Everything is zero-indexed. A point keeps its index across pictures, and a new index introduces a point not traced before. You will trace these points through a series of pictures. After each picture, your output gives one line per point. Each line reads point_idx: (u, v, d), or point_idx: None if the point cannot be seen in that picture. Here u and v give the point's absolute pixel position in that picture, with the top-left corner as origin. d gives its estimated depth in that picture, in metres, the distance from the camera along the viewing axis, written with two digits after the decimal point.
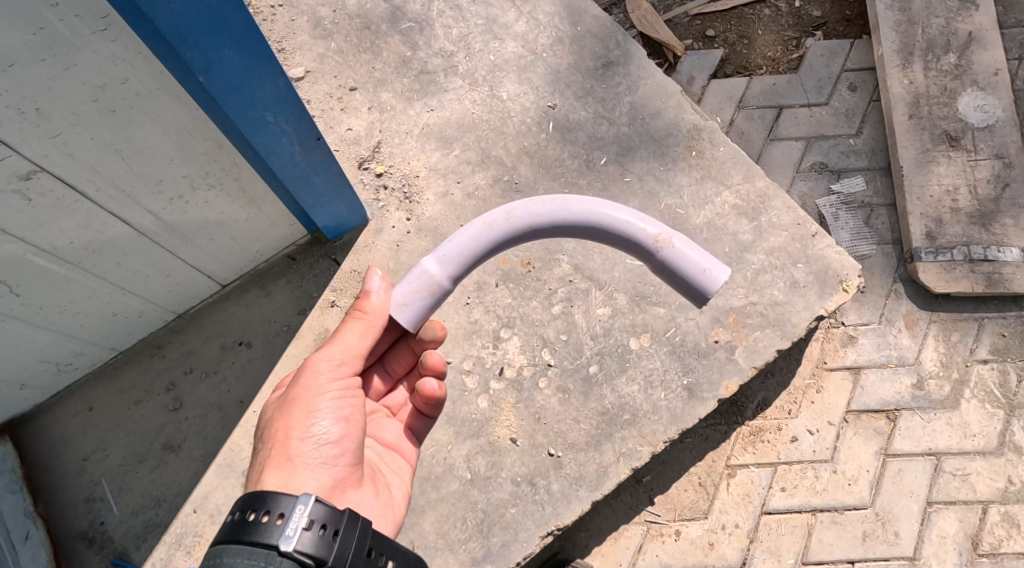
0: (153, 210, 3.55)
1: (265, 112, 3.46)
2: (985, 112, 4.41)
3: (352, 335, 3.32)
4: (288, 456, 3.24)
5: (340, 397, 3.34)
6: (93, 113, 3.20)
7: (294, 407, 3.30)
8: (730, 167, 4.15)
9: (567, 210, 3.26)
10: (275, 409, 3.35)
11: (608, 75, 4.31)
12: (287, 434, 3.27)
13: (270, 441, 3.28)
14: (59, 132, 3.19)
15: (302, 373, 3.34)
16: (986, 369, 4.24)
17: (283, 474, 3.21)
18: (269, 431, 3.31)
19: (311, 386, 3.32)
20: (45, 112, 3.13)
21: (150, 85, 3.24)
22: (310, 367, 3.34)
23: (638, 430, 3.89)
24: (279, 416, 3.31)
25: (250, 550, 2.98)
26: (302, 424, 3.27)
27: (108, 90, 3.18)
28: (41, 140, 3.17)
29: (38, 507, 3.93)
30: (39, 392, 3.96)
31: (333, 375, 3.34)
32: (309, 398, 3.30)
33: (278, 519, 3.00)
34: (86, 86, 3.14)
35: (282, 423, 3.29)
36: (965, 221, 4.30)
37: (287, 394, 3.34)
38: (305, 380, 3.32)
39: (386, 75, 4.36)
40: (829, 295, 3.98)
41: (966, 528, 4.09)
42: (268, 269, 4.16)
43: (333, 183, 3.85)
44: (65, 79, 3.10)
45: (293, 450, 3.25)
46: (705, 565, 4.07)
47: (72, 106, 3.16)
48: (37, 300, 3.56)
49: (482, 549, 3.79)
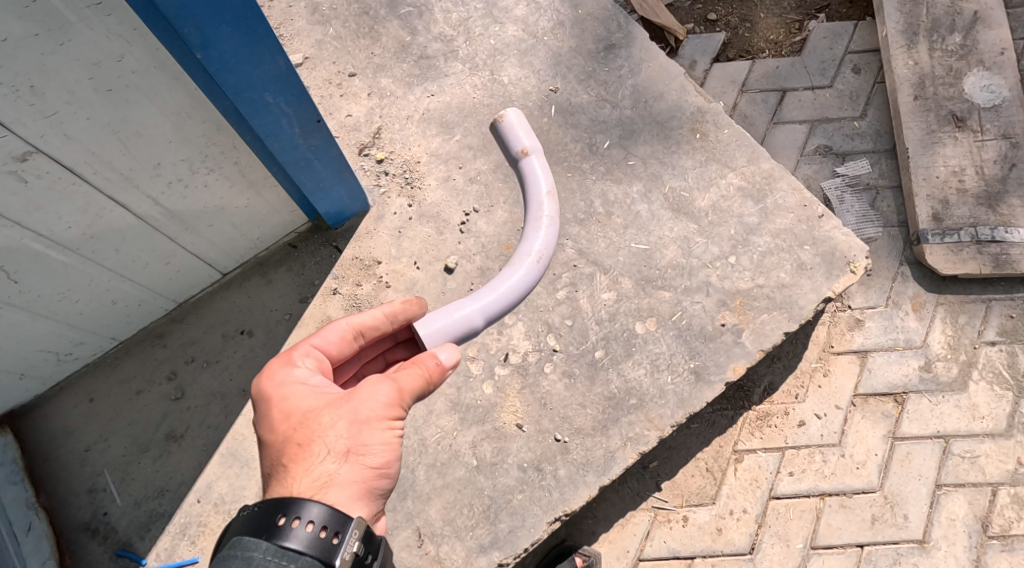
0: (152, 194, 3.51)
1: (263, 93, 3.43)
2: (992, 92, 4.37)
3: (416, 379, 3.34)
4: (352, 480, 3.20)
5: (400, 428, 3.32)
6: (89, 92, 3.16)
7: (363, 430, 3.24)
8: (734, 149, 4.12)
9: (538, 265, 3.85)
10: (337, 418, 3.24)
11: (610, 58, 4.27)
12: (354, 456, 3.22)
13: (330, 456, 3.20)
14: (54, 111, 3.15)
15: (368, 395, 3.27)
16: (995, 351, 4.21)
17: (345, 494, 3.18)
18: (331, 442, 3.21)
19: (379, 413, 3.26)
20: (39, 90, 3.09)
21: (146, 63, 3.20)
22: (378, 392, 3.28)
23: (645, 415, 3.85)
24: (344, 433, 3.22)
25: (289, 555, 2.98)
26: (370, 451, 3.23)
27: (103, 67, 3.14)
28: (36, 119, 3.14)
29: (40, 498, 3.89)
30: (39, 382, 3.91)
31: (399, 407, 3.31)
32: (379, 428, 3.26)
33: (321, 531, 3.03)
34: (82, 64, 3.11)
35: (347, 440, 3.22)
36: (972, 202, 4.26)
37: (354, 411, 3.25)
38: (375, 405, 3.26)
39: (385, 60, 4.32)
40: (836, 277, 3.95)
41: (976, 510, 4.06)
42: (269, 258, 4.11)
43: (333, 166, 3.81)
44: (60, 55, 3.07)
45: (358, 474, 3.21)
46: (713, 550, 4.03)
47: (67, 84, 3.12)
48: (35, 288, 3.52)
49: (490, 535, 3.77)
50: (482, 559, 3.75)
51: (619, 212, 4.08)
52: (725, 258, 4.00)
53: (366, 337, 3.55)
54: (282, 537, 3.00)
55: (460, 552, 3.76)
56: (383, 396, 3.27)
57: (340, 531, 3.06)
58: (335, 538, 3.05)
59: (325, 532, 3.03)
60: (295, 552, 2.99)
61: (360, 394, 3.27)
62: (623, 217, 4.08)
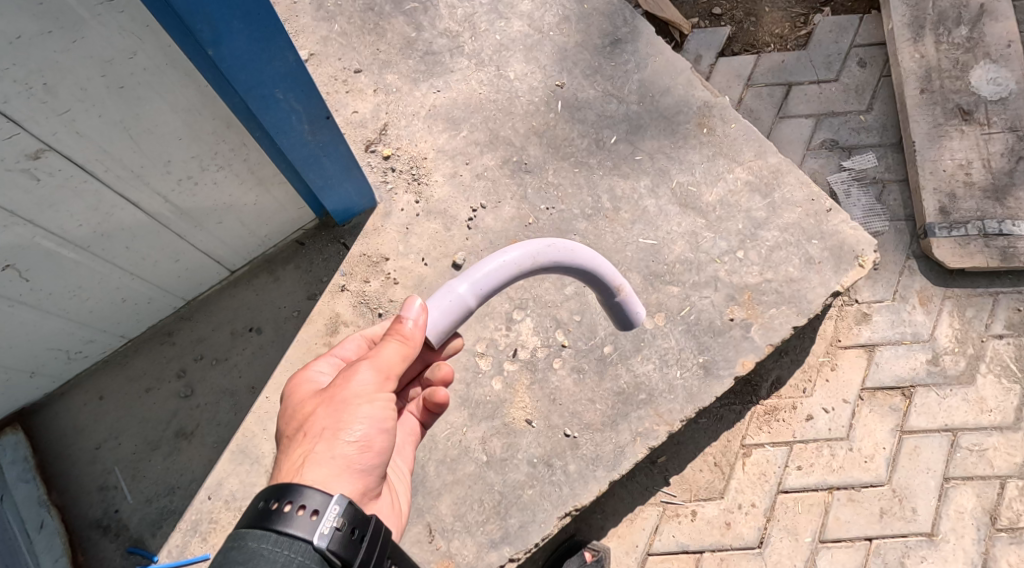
0: (162, 192, 3.51)
1: (274, 89, 3.44)
2: (999, 85, 4.38)
3: (394, 353, 3.19)
4: (329, 456, 3.11)
5: (386, 406, 3.20)
6: (101, 89, 3.16)
7: (341, 409, 3.16)
8: (742, 144, 4.12)
9: (572, 256, 3.32)
10: (317, 403, 3.19)
11: (616, 52, 4.27)
12: (332, 434, 3.14)
13: (309, 437, 3.15)
14: (67, 109, 3.15)
15: (347, 377, 3.20)
16: (1002, 344, 4.21)
17: (324, 473, 3.10)
18: (311, 425, 3.16)
19: (359, 392, 3.18)
20: (52, 88, 3.09)
21: (158, 60, 3.20)
22: (354, 373, 3.19)
23: (654, 410, 3.86)
24: (323, 414, 3.16)
25: (272, 538, 2.90)
26: (347, 428, 3.14)
27: (115, 64, 3.14)
28: (49, 117, 3.13)
29: (51, 496, 3.89)
30: (50, 381, 3.91)
31: (380, 385, 3.20)
32: (356, 405, 3.16)
33: (300, 511, 2.93)
34: (94, 61, 3.10)
35: (325, 421, 3.15)
36: (979, 195, 4.27)
37: (333, 392, 3.18)
38: (354, 384, 3.18)
39: (391, 56, 4.31)
40: (844, 270, 3.95)
41: (984, 503, 4.07)
42: (277, 255, 4.11)
43: (341, 163, 3.81)
44: (73, 52, 3.06)
45: (336, 451, 3.12)
46: (722, 544, 4.04)
47: (80, 82, 3.12)
48: (47, 286, 3.52)
49: (500, 530, 3.77)
50: (493, 555, 3.75)
51: (626, 208, 4.08)
52: (733, 252, 4.00)
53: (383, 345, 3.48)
54: (262, 520, 2.92)
55: (470, 547, 3.76)
56: (362, 374, 3.18)
57: (320, 509, 2.94)
58: (315, 516, 2.93)
59: (302, 511, 2.92)
60: (275, 533, 2.91)
61: (339, 378, 3.21)
62: (631, 212, 4.08)
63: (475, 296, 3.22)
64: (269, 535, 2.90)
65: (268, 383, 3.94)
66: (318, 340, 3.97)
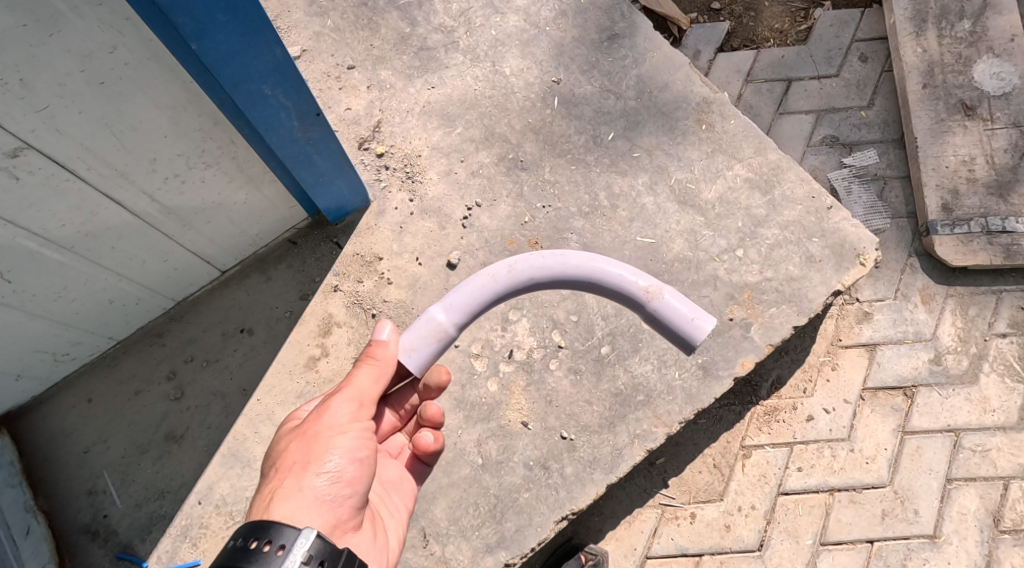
0: (148, 190, 3.44)
1: (262, 85, 3.37)
2: (1002, 80, 4.31)
3: (367, 380, 3.28)
4: (298, 488, 3.18)
5: (358, 437, 3.27)
6: (80, 85, 3.09)
7: (312, 442, 3.23)
8: (741, 140, 4.05)
9: (567, 265, 3.36)
10: (292, 438, 3.28)
11: (613, 47, 4.20)
12: (303, 466, 3.21)
13: (282, 471, 3.22)
14: (46, 105, 3.08)
15: (320, 412, 3.27)
16: (1006, 343, 4.15)
17: (293, 505, 3.15)
18: (285, 461, 3.24)
19: (331, 424, 3.26)
20: (30, 83, 3.02)
21: (139, 54, 3.13)
22: (328, 406, 3.27)
23: (653, 411, 3.79)
24: (295, 447, 3.24)
25: None
26: (317, 460, 3.21)
27: (95, 59, 3.07)
28: (27, 113, 3.07)
29: (38, 500, 3.82)
30: (37, 383, 3.84)
31: (353, 417, 3.27)
32: (328, 437, 3.24)
33: (269, 548, 3.00)
34: (73, 55, 3.03)
35: (297, 455, 3.23)
36: (982, 192, 4.20)
37: (305, 427, 3.27)
38: (326, 417, 3.26)
39: (385, 52, 4.24)
40: (845, 269, 3.89)
41: (987, 504, 4.01)
42: (269, 255, 4.04)
43: (333, 160, 3.74)
44: (50, 46, 2.99)
45: (305, 483, 3.18)
46: (722, 547, 3.98)
47: (58, 76, 3.05)
48: (30, 287, 3.45)
49: (496, 534, 3.71)
50: (488, 559, 3.69)
51: (624, 205, 4.01)
52: (732, 251, 3.94)
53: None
54: (232, 559, 2.98)
55: (465, 552, 3.71)
56: (334, 407, 3.26)
57: (287, 544, 3.00)
58: (281, 551, 2.99)
59: (269, 547, 2.99)
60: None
61: (313, 413, 3.29)
62: (629, 209, 4.01)
63: (451, 319, 3.28)
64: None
65: (260, 384, 3.88)
66: (310, 341, 3.91)
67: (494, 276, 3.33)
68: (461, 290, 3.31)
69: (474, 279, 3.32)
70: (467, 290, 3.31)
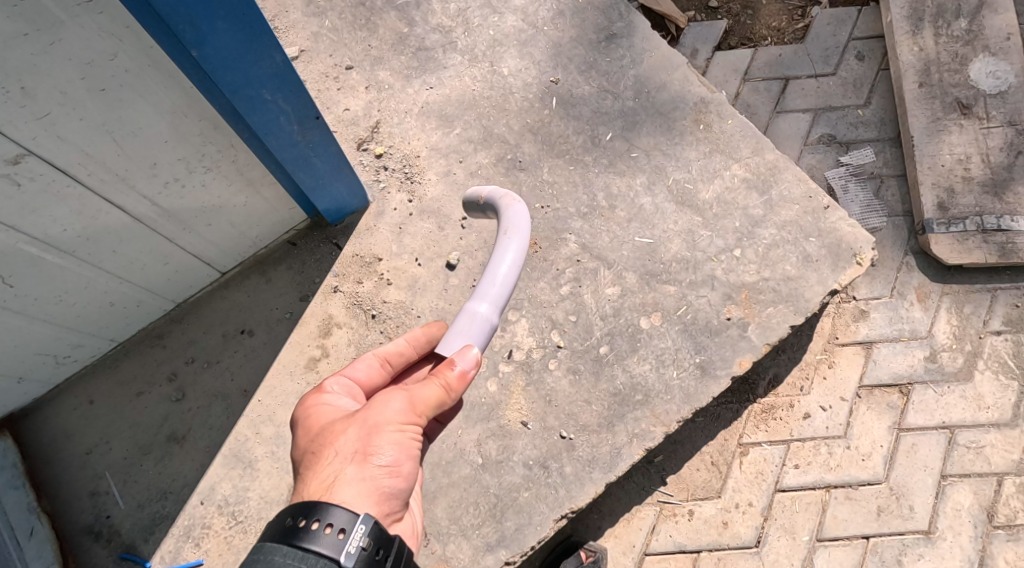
0: (149, 194, 3.46)
1: (261, 90, 3.39)
2: (998, 78, 4.34)
3: (435, 391, 3.21)
4: (359, 478, 3.10)
5: (415, 433, 3.20)
6: (81, 92, 3.10)
7: (374, 435, 3.14)
8: (739, 140, 4.07)
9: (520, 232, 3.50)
10: (349, 426, 3.17)
11: (611, 47, 4.22)
12: (363, 457, 3.12)
13: (339, 458, 3.13)
14: (47, 113, 3.09)
15: (380, 403, 3.17)
16: (1000, 341, 4.19)
17: (354, 494, 3.08)
18: (343, 448, 3.14)
19: (392, 419, 3.16)
20: (30, 92, 3.03)
21: (140, 61, 3.14)
22: (389, 400, 3.18)
23: (651, 411, 3.82)
24: (354, 437, 3.15)
25: (300, 556, 2.91)
26: (379, 453, 3.13)
27: (96, 66, 3.08)
28: (28, 121, 3.08)
29: (41, 501, 3.84)
30: (38, 386, 3.86)
31: (414, 416, 3.19)
32: (390, 431, 3.15)
33: (327, 529, 2.95)
34: (73, 63, 3.05)
35: (356, 444, 3.14)
36: (978, 190, 4.24)
37: (365, 417, 3.16)
38: (388, 411, 3.16)
39: (383, 53, 4.26)
40: (842, 269, 3.91)
41: (981, 500, 4.04)
42: (268, 256, 4.06)
43: (332, 163, 3.76)
44: (50, 55, 3.00)
45: (367, 474, 3.11)
46: (720, 544, 4.01)
47: (58, 84, 3.06)
48: (32, 291, 3.47)
49: (496, 533, 3.74)
50: (489, 558, 3.72)
51: (622, 206, 4.04)
52: (730, 251, 3.96)
53: (397, 367, 3.39)
54: (290, 537, 2.94)
55: (466, 551, 3.73)
56: (397, 403, 3.17)
57: (346, 527, 2.96)
58: (340, 535, 2.95)
59: (329, 529, 2.95)
60: (302, 551, 2.92)
61: (374, 404, 3.18)
62: (627, 210, 4.03)
63: (495, 312, 3.31)
64: (296, 552, 2.91)
65: (261, 384, 3.90)
66: (310, 342, 3.93)
67: (515, 251, 3.35)
68: (493, 280, 3.32)
69: (500, 268, 3.33)
70: (497, 278, 3.33)
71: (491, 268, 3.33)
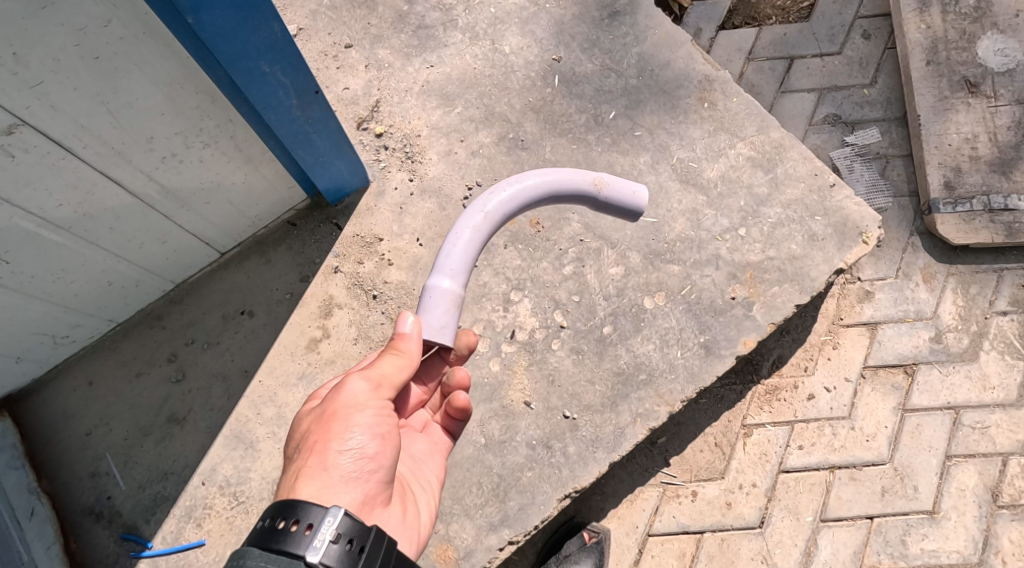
0: (146, 170, 3.43)
1: (259, 62, 3.35)
2: (1006, 56, 4.32)
3: (391, 366, 3.26)
4: (322, 466, 3.14)
5: (377, 414, 3.23)
6: (74, 60, 3.07)
7: (331, 421, 3.20)
8: (743, 118, 4.04)
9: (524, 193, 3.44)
10: (311, 420, 3.24)
11: (614, 25, 4.18)
12: (324, 445, 3.17)
13: (304, 451, 3.18)
14: (39, 81, 3.06)
15: (336, 390, 3.24)
16: (1006, 321, 4.16)
17: (319, 483, 3.12)
18: (306, 441, 3.20)
19: (349, 402, 3.21)
20: (23, 58, 3.00)
21: (134, 29, 3.10)
22: (344, 386, 3.24)
23: (655, 390, 3.80)
24: (316, 428, 3.21)
25: (273, 557, 2.93)
26: (340, 437, 3.17)
27: (89, 34, 3.05)
28: (21, 89, 3.05)
29: (41, 482, 3.82)
30: (36, 366, 3.84)
31: (370, 395, 3.23)
32: (345, 414, 3.20)
33: (295, 527, 2.97)
34: (66, 30, 3.01)
35: (317, 435, 3.19)
36: (985, 169, 4.21)
37: (322, 408, 3.23)
38: (343, 395, 3.22)
39: (382, 31, 4.21)
40: (848, 247, 3.88)
41: (986, 480, 4.02)
42: (268, 237, 4.02)
43: (332, 139, 3.72)
44: (42, 19, 2.97)
45: (330, 462, 3.15)
46: (723, 525, 3.99)
47: (51, 51, 3.03)
48: (29, 268, 3.44)
49: (500, 513, 3.72)
50: (492, 538, 3.70)
51: None
52: (734, 230, 3.93)
53: None
54: (261, 539, 2.97)
55: (469, 531, 3.71)
56: (353, 385, 3.23)
57: (314, 523, 2.97)
58: (309, 531, 2.96)
59: (296, 527, 2.96)
60: (273, 552, 2.94)
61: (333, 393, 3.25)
62: None
63: (454, 282, 3.35)
64: (265, 553, 2.94)
65: (262, 365, 3.87)
66: (311, 323, 3.90)
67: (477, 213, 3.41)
68: (450, 251, 3.38)
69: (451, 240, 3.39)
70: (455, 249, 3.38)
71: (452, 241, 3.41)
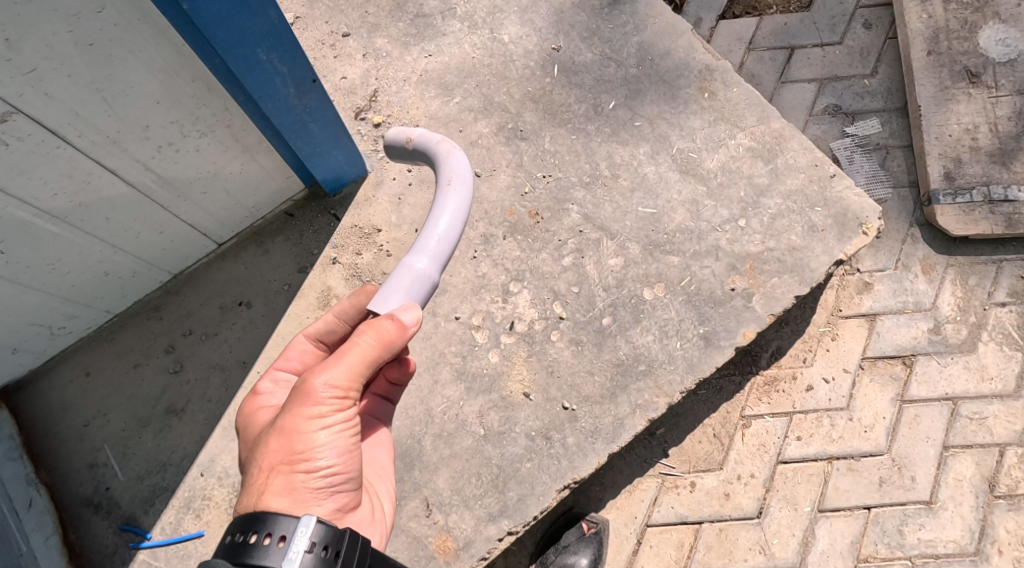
0: (142, 158, 3.40)
1: (256, 50, 3.32)
2: (1007, 46, 4.31)
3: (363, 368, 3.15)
4: (291, 484, 3.10)
5: (342, 423, 3.15)
6: (68, 46, 3.04)
7: (297, 436, 3.12)
8: (744, 108, 4.02)
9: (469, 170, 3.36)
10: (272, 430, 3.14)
11: (614, 14, 4.16)
12: (292, 462, 3.11)
13: (267, 465, 3.11)
14: (33, 67, 3.03)
15: (302, 400, 3.12)
16: (1005, 312, 4.16)
17: (288, 500, 3.09)
18: (269, 454, 3.12)
19: (315, 414, 3.12)
20: (15, 44, 2.97)
21: (129, 15, 3.08)
22: (309, 394, 3.12)
23: (655, 381, 3.79)
24: (278, 441, 3.12)
25: None
26: (306, 453, 3.11)
27: (83, 20, 3.02)
28: (15, 76, 3.02)
29: (39, 473, 3.81)
30: (34, 357, 3.82)
31: (337, 403, 3.13)
32: (312, 429, 3.12)
33: (267, 540, 2.95)
34: (60, 15, 2.99)
35: (282, 450, 3.11)
36: (985, 160, 4.21)
37: (286, 418, 3.13)
38: (308, 407, 3.12)
39: (381, 19, 4.19)
40: (848, 238, 3.87)
41: (983, 471, 4.03)
42: (265, 228, 4.01)
43: (329, 130, 3.70)
44: (36, 5, 2.94)
45: (298, 479, 3.10)
46: (722, 515, 3.99)
47: (45, 38, 3.00)
48: (25, 258, 3.42)
49: (499, 504, 3.72)
50: (491, 528, 3.70)
51: (626, 174, 3.99)
52: (734, 221, 3.92)
53: (330, 344, 3.41)
54: (231, 555, 2.95)
55: (468, 521, 3.71)
56: (319, 394, 3.11)
57: (287, 534, 2.96)
58: (282, 543, 2.95)
59: (270, 539, 2.95)
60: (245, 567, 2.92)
61: (296, 399, 3.13)
62: (630, 179, 3.98)
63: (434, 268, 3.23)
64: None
65: (260, 357, 3.87)
66: (310, 314, 3.89)
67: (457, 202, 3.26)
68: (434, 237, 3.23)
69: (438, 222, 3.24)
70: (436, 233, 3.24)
71: (433, 221, 3.25)
